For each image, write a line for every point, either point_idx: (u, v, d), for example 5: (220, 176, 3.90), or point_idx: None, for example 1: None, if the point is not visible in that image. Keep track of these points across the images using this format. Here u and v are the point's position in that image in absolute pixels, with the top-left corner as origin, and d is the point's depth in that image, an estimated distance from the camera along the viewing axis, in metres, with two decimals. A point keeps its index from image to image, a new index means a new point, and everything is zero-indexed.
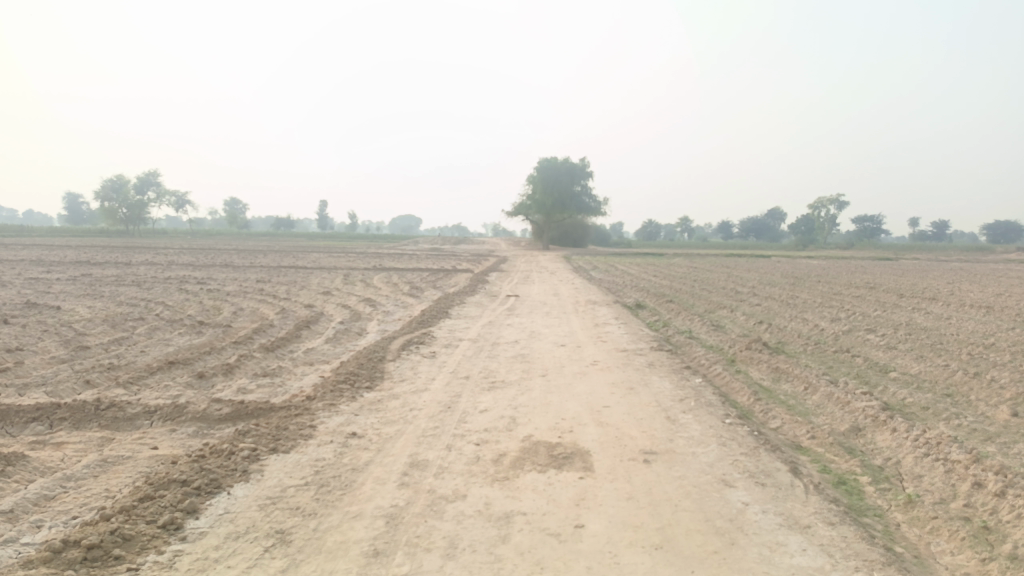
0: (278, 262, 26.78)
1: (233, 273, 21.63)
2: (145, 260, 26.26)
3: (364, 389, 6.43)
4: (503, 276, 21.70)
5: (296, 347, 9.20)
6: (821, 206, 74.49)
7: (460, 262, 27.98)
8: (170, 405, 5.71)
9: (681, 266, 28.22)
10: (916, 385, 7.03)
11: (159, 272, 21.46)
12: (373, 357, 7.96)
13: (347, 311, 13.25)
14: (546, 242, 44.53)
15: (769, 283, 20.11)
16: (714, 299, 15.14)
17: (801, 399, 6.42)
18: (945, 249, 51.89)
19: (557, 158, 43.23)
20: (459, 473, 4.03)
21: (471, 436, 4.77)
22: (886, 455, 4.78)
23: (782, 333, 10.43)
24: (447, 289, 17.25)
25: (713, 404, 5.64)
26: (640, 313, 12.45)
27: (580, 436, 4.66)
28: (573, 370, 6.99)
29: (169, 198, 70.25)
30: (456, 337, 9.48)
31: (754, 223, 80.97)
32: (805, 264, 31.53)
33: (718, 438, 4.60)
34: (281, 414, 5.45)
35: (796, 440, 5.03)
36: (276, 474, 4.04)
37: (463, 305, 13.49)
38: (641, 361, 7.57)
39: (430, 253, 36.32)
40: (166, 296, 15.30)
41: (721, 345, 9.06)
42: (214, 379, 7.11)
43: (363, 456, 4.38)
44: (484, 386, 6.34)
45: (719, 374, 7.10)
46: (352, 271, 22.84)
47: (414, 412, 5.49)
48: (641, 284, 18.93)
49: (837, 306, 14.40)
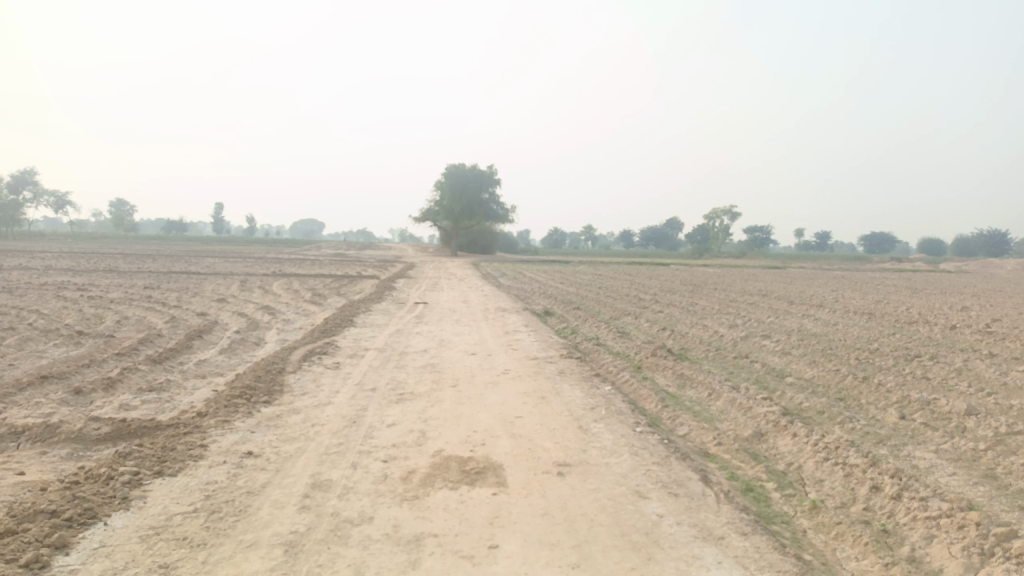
0: (169, 268, 25.36)
1: (119, 279, 20.27)
2: (18, 264, 24.24)
3: (261, 403, 6.05)
4: (410, 282, 21.36)
5: (187, 359, 8.62)
6: (716, 216, 77.79)
7: (365, 269, 27.35)
8: (41, 425, 5.17)
9: (586, 273, 28.70)
10: (811, 390, 7.31)
11: (33, 278, 19.81)
12: (272, 368, 7.55)
13: (244, 319, 12.61)
14: (453, 249, 44.32)
15: (670, 290, 20.68)
16: (619, 306, 15.39)
17: (705, 405, 6.54)
18: (828, 259, 55.18)
19: (464, 164, 43.13)
20: (364, 493, 3.80)
21: (378, 452, 4.54)
22: (788, 460, 4.89)
23: (685, 340, 10.68)
24: (352, 296, 16.76)
25: (623, 412, 5.64)
26: (548, 321, 12.47)
27: (492, 449, 4.53)
28: (483, 379, 6.86)
29: (48, 198, 65.46)
30: (362, 346, 9.16)
31: (654, 231, 83.63)
32: (703, 272, 32.77)
33: (630, 447, 4.57)
34: (168, 432, 5.03)
35: (704, 447, 5.07)
36: (161, 501, 3.69)
37: (368, 313, 13.11)
38: (551, 369, 7.53)
39: (333, 259, 35.38)
40: (41, 304, 14.11)
41: (627, 352, 9.16)
42: (93, 395, 6.53)
43: (260, 478, 4.07)
44: (391, 398, 6.10)
45: (627, 381, 7.15)
46: (251, 277, 21.89)
47: (316, 428, 5.20)
48: (548, 291, 19.05)
49: (735, 313, 14.94)
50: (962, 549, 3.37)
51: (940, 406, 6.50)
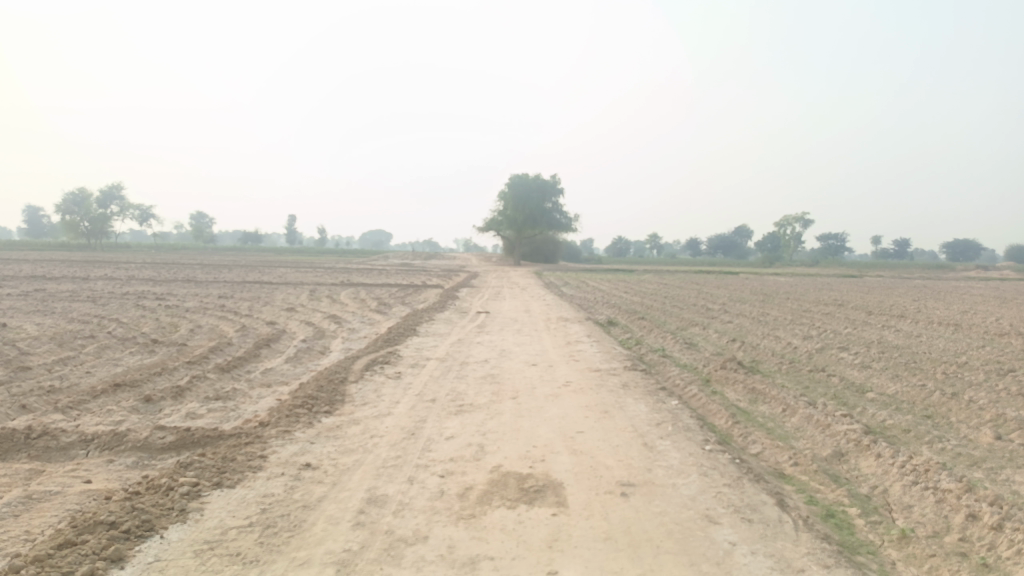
0: (242, 278, 26.11)
1: (195, 289, 20.98)
2: (104, 275, 25.38)
3: (322, 413, 6.04)
4: (473, 292, 21.37)
5: (253, 368, 8.76)
6: (787, 223, 75.54)
7: (430, 278, 27.57)
8: (110, 433, 5.27)
9: (652, 282, 28.18)
10: (895, 407, 6.86)
11: (116, 287, 20.70)
12: (334, 378, 7.57)
13: (310, 328, 12.80)
14: (517, 258, 44.31)
15: (739, 300, 20.06)
16: (686, 316, 14.96)
17: (779, 421, 6.19)
18: (908, 267, 52.71)
19: (528, 174, 43.16)
20: (420, 510, 3.69)
21: (435, 467, 4.43)
22: (872, 483, 4.54)
23: (756, 351, 10.25)
24: (416, 306, 16.86)
25: (691, 428, 5.37)
26: (612, 331, 12.20)
27: (553, 466, 4.35)
28: (544, 392, 6.68)
29: (133, 212, 68.74)
30: (424, 356, 9.13)
31: (722, 239, 81.78)
32: (773, 281, 31.75)
33: (699, 467, 4.32)
34: (229, 442, 5.04)
35: (779, 467, 4.77)
36: (218, 513, 3.65)
37: (432, 323, 13.11)
38: (614, 381, 7.30)
39: (400, 269, 35.89)
40: (121, 313, 14.69)
41: (695, 365, 8.83)
42: (162, 403, 6.66)
43: (316, 491, 4.01)
44: (451, 410, 6.00)
45: (695, 395, 6.86)
46: (319, 286, 22.32)
47: (374, 440, 5.13)
48: (612, 300, 18.73)
49: (809, 324, 14.32)
50: None
51: None
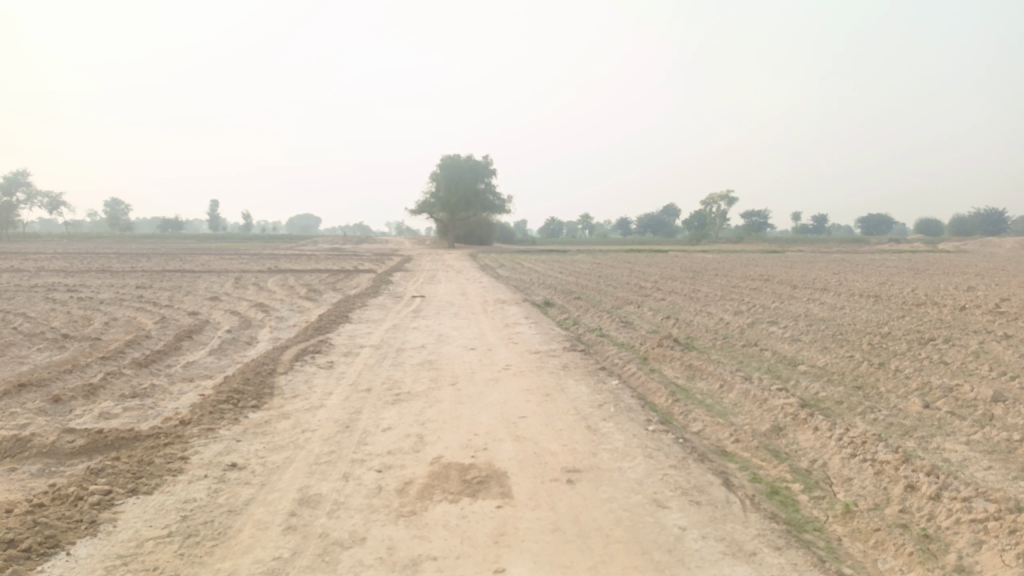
0: (162, 266, 24.95)
1: (110, 279, 19.89)
2: (10, 266, 23.80)
3: (249, 408, 5.72)
4: (406, 275, 20.98)
5: (175, 362, 8.28)
6: (713, 202, 77.38)
7: (361, 263, 26.99)
8: (12, 438, 4.81)
9: (585, 262, 28.34)
10: (826, 379, 6.99)
11: (22, 280, 19.41)
12: (262, 370, 7.21)
13: (237, 317, 12.26)
14: (450, 241, 43.90)
15: (671, 277, 20.36)
16: (620, 294, 15.05)
17: (718, 398, 6.22)
18: (826, 241, 54.78)
19: (459, 155, 42.73)
20: (357, 509, 3.48)
21: (372, 461, 4.20)
22: (811, 457, 4.57)
23: (690, 328, 10.34)
24: (348, 291, 16.42)
25: (633, 409, 5.31)
26: (548, 312, 12.14)
27: (495, 455, 4.20)
28: (483, 376, 6.51)
29: (42, 199, 64.89)
30: (357, 344, 8.83)
31: (651, 218, 83.15)
32: (702, 258, 32.47)
33: (644, 449, 4.24)
34: (147, 444, 4.69)
35: (721, 445, 4.75)
36: (133, 524, 3.34)
37: (364, 309, 12.76)
38: (554, 363, 7.20)
39: (330, 254, 35.02)
40: (28, 307, 13.74)
41: (632, 343, 8.83)
42: (73, 403, 6.19)
43: (243, 494, 3.74)
44: (387, 399, 5.77)
45: (634, 374, 6.83)
46: (245, 274, 21.50)
47: (306, 434, 4.86)
48: (547, 281, 18.70)
49: (738, 299, 14.61)
50: (1015, 557, 3.05)
51: (964, 392, 6.18)
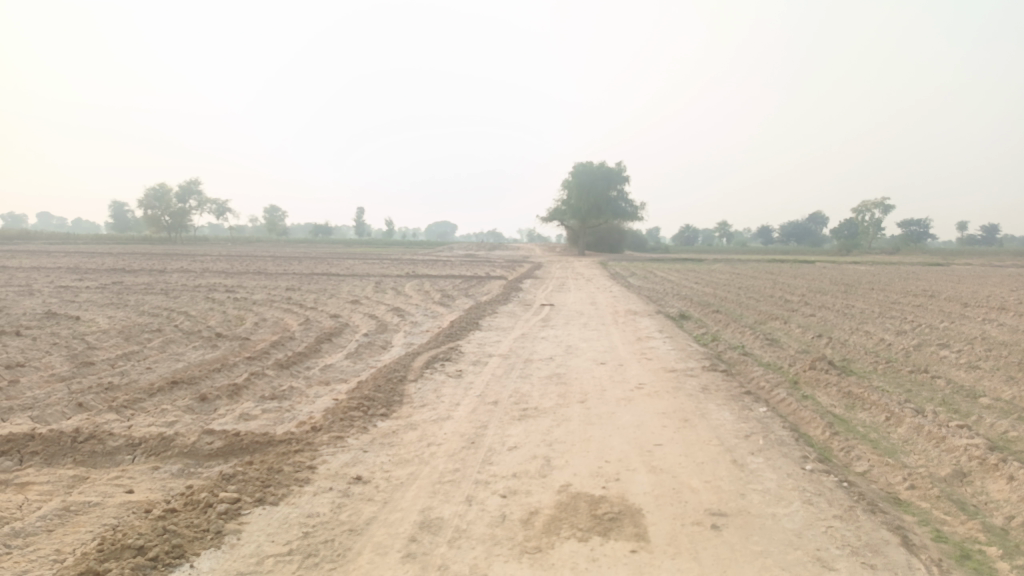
0: (311, 270, 26.43)
1: (263, 281, 21.23)
2: (180, 267, 26.11)
3: (378, 416, 5.68)
4: (537, 283, 20.88)
5: (314, 364, 8.52)
6: (865, 210, 72.14)
7: (493, 269, 27.28)
8: (157, 437, 4.99)
9: (723, 272, 27.11)
10: (1018, 415, 6.03)
11: (188, 280, 21.13)
12: (393, 376, 7.21)
13: (373, 321, 12.59)
14: (581, 249, 43.61)
15: (819, 291, 18.93)
16: (763, 308, 14.11)
17: (884, 432, 5.49)
18: (998, 254, 49.53)
19: (592, 162, 42.39)
20: (478, 540, 3.24)
21: (497, 484, 3.96)
22: (1008, 512, 3.85)
23: (846, 349, 9.41)
24: (479, 298, 16.51)
25: (786, 443, 4.74)
26: (684, 326, 11.54)
27: (628, 487, 3.83)
28: (614, 395, 6.14)
29: (211, 206, 71.10)
30: (486, 352, 8.71)
31: (795, 227, 78.75)
32: (854, 271, 30.15)
33: (801, 493, 3.72)
34: (279, 450, 4.72)
35: (892, 491, 4.12)
36: (256, 538, 3.28)
37: (495, 316, 12.70)
38: (692, 384, 6.68)
39: (464, 260, 35.80)
40: (190, 306, 14.85)
41: (779, 364, 8.11)
42: (218, 402, 6.45)
43: (364, 512, 3.60)
44: (514, 415, 5.54)
45: (784, 401, 6.20)
46: (383, 278, 22.25)
47: (431, 449, 4.71)
48: (682, 292, 17.95)
49: (899, 317, 13.24)
50: None
51: None
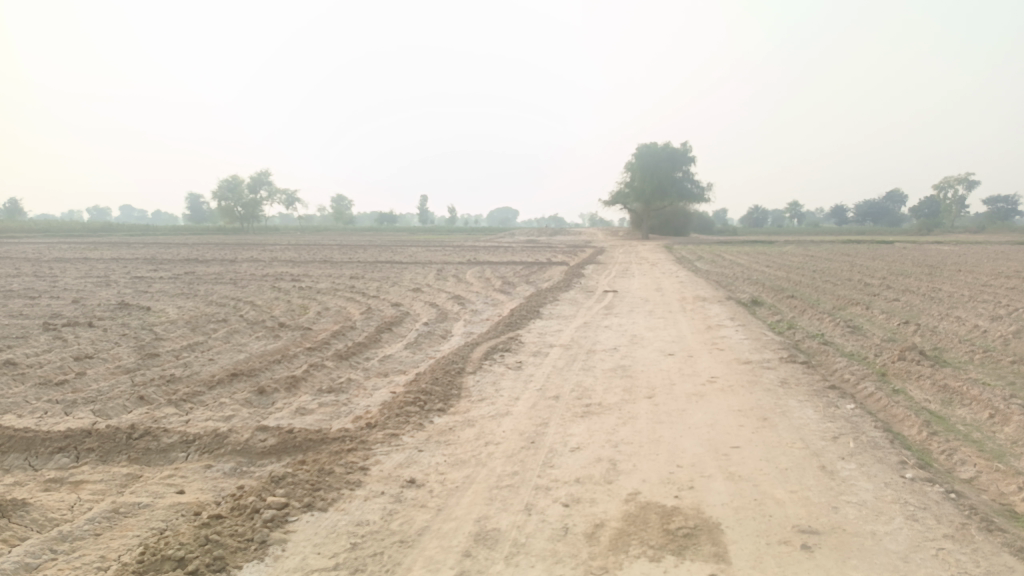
0: (375, 257, 26.64)
1: (328, 269, 21.44)
2: (250, 257, 26.75)
3: (435, 411, 5.45)
4: (600, 269, 20.39)
5: (373, 354, 8.39)
6: (947, 186, 68.41)
7: (555, 254, 26.95)
8: (211, 433, 4.88)
9: (796, 255, 25.99)
10: None
11: (256, 269, 21.53)
12: (451, 368, 6.98)
13: (434, 309, 12.43)
14: (644, 233, 42.75)
15: (901, 274, 17.84)
16: (842, 293, 13.31)
17: (989, 431, 4.93)
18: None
19: (656, 144, 41.37)
20: (538, 557, 2.95)
21: (559, 491, 3.67)
22: None
23: (936, 337, 8.70)
24: (540, 285, 16.18)
25: (880, 446, 4.28)
26: (757, 312, 10.95)
27: (704, 496, 3.48)
28: (685, 390, 5.75)
29: (281, 196, 72.80)
30: (547, 342, 8.41)
31: (871, 207, 75.36)
32: (937, 251, 28.49)
33: (903, 508, 3.29)
34: (332, 449, 4.53)
35: (1007, 501, 3.63)
36: (301, 549, 3.08)
37: (557, 303, 12.38)
38: (769, 377, 6.22)
39: (526, 245, 35.47)
40: (257, 295, 15.03)
41: (864, 354, 7.53)
42: (275, 394, 6.36)
43: (416, 521, 3.36)
44: (577, 411, 5.22)
45: (872, 396, 5.68)
46: (446, 265, 22.16)
47: (489, 448, 4.44)
48: (752, 276, 17.20)
49: (993, 301, 12.27)
50: None
51: None
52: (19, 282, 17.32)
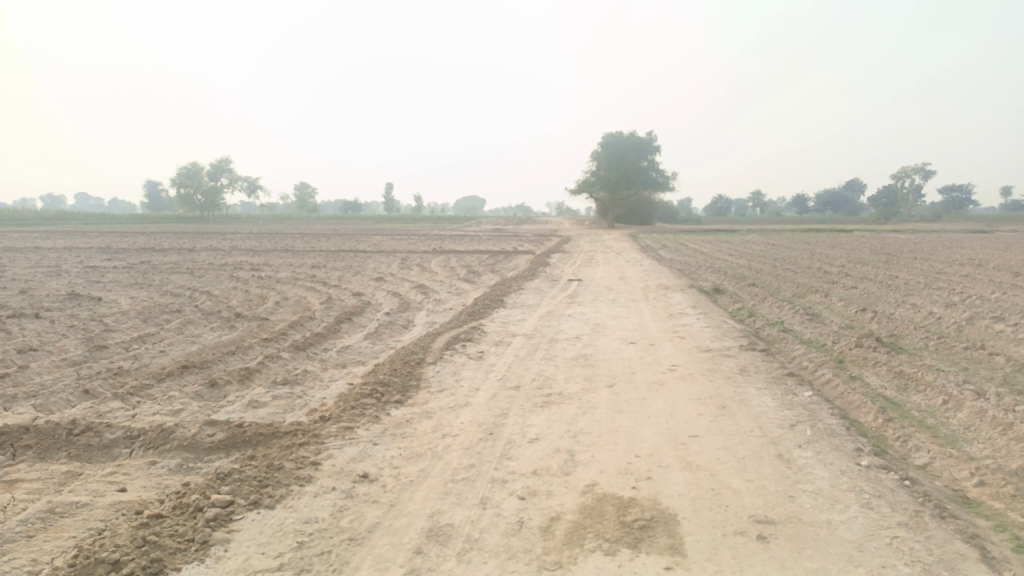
0: (339, 246, 26.25)
1: (290, 258, 21.06)
2: (209, 246, 26.15)
3: (392, 403, 5.34)
4: (565, 257, 20.37)
5: (332, 345, 8.21)
6: (904, 176, 69.95)
7: (520, 243, 26.87)
8: (157, 428, 4.70)
9: (758, 243, 26.30)
10: None
11: (215, 258, 21.06)
12: (411, 358, 6.86)
13: (396, 299, 12.26)
14: (609, 222, 42.90)
15: (859, 262, 18.15)
16: (802, 281, 13.47)
17: (943, 417, 4.99)
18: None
19: (622, 133, 41.46)
20: (491, 553, 2.87)
21: (515, 484, 3.59)
22: None
23: (893, 324, 8.82)
24: (505, 274, 16.08)
25: (837, 433, 4.29)
26: (718, 301, 11.00)
27: (661, 487, 3.43)
28: (645, 379, 5.72)
29: (243, 184, 71.43)
30: (510, 331, 8.32)
31: (831, 196, 76.73)
32: (894, 240, 29.06)
33: (857, 496, 3.28)
34: (283, 444, 4.39)
35: (959, 488, 3.65)
36: (244, 549, 2.96)
37: (521, 292, 12.29)
38: (729, 365, 6.22)
39: (492, 234, 35.32)
40: (215, 285, 14.67)
41: (822, 342, 7.59)
42: (228, 387, 6.17)
43: (367, 518, 3.25)
44: (536, 401, 5.15)
45: (829, 383, 5.72)
46: (410, 254, 21.90)
47: (445, 441, 4.34)
48: (715, 264, 17.34)
49: (947, 288, 12.52)
50: None
51: None
52: None
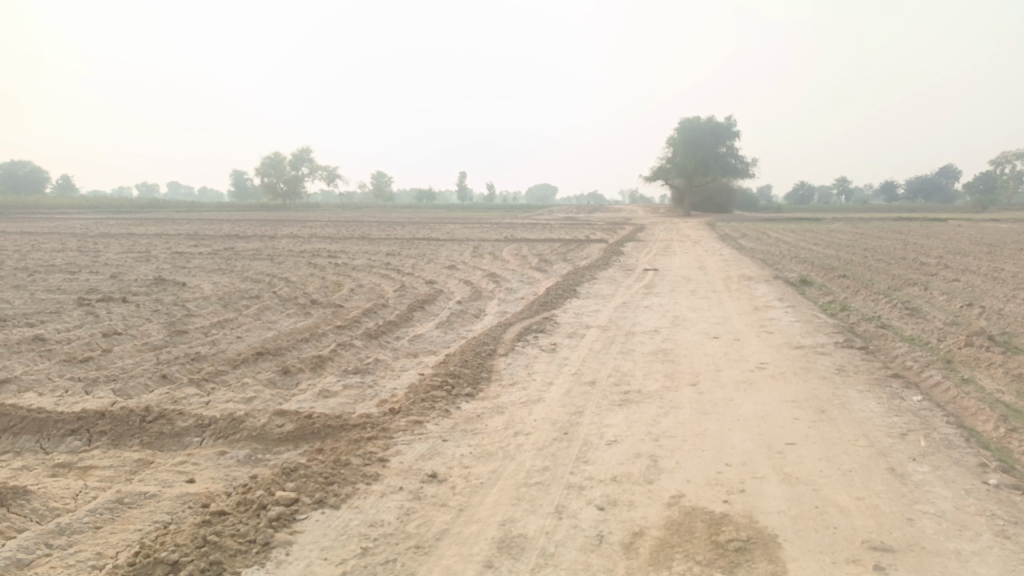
0: (413, 234, 26.39)
1: (365, 246, 21.26)
2: (290, 233, 26.73)
3: (463, 396, 5.14)
4: (640, 246, 19.82)
5: (403, 334, 8.11)
6: (1006, 161, 65.59)
7: (593, 232, 26.42)
8: (228, 417, 4.64)
9: (845, 232, 25.00)
10: None
11: (294, 245, 21.49)
12: (483, 349, 6.66)
13: (469, 287, 12.12)
14: (686, 209, 41.78)
15: (959, 252, 16.93)
16: (896, 272, 12.62)
17: None
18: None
19: (700, 117, 40.29)
20: (569, 571, 2.61)
21: (594, 491, 3.31)
22: None
23: (1004, 321, 8.06)
24: (578, 263, 15.74)
25: (955, 445, 3.82)
26: (806, 293, 10.38)
27: (757, 502, 3.09)
28: (731, 377, 5.33)
29: (323, 173, 73.06)
30: (584, 323, 8.03)
31: (924, 182, 72.68)
32: (995, 228, 27.20)
33: (990, 522, 2.86)
34: (351, 437, 4.24)
35: None
36: (306, 554, 2.80)
37: (595, 282, 11.95)
38: (824, 364, 5.75)
39: (565, 223, 34.87)
40: (292, 272, 14.91)
41: (926, 339, 6.97)
42: (300, 375, 6.13)
43: (435, 523, 3.05)
44: (614, 399, 4.85)
45: (939, 386, 5.19)
46: (483, 243, 21.79)
47: (518, 440, 4.11)
48: (800, 254, 16.53)
49: None
50: None
51: None
52: (63, 256, 17.53)
